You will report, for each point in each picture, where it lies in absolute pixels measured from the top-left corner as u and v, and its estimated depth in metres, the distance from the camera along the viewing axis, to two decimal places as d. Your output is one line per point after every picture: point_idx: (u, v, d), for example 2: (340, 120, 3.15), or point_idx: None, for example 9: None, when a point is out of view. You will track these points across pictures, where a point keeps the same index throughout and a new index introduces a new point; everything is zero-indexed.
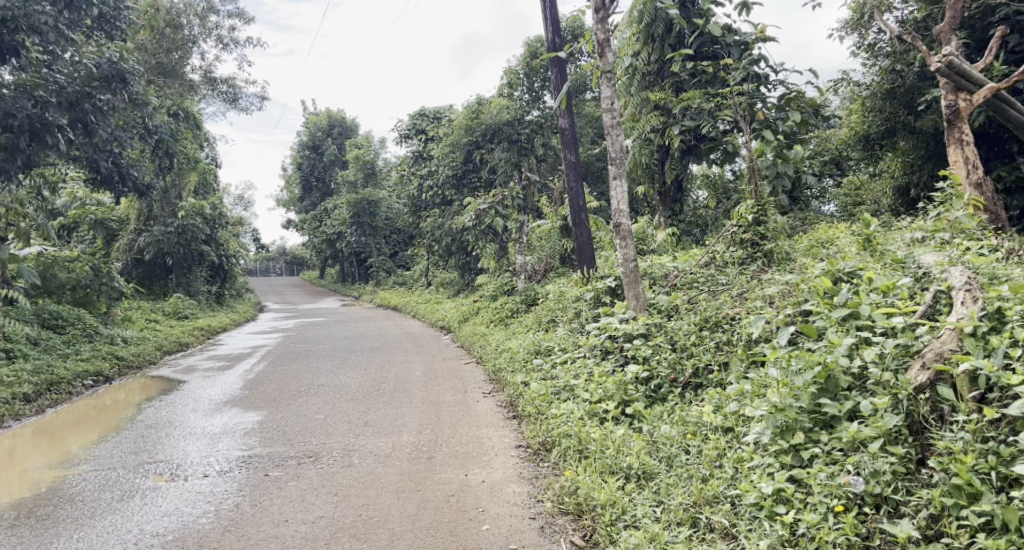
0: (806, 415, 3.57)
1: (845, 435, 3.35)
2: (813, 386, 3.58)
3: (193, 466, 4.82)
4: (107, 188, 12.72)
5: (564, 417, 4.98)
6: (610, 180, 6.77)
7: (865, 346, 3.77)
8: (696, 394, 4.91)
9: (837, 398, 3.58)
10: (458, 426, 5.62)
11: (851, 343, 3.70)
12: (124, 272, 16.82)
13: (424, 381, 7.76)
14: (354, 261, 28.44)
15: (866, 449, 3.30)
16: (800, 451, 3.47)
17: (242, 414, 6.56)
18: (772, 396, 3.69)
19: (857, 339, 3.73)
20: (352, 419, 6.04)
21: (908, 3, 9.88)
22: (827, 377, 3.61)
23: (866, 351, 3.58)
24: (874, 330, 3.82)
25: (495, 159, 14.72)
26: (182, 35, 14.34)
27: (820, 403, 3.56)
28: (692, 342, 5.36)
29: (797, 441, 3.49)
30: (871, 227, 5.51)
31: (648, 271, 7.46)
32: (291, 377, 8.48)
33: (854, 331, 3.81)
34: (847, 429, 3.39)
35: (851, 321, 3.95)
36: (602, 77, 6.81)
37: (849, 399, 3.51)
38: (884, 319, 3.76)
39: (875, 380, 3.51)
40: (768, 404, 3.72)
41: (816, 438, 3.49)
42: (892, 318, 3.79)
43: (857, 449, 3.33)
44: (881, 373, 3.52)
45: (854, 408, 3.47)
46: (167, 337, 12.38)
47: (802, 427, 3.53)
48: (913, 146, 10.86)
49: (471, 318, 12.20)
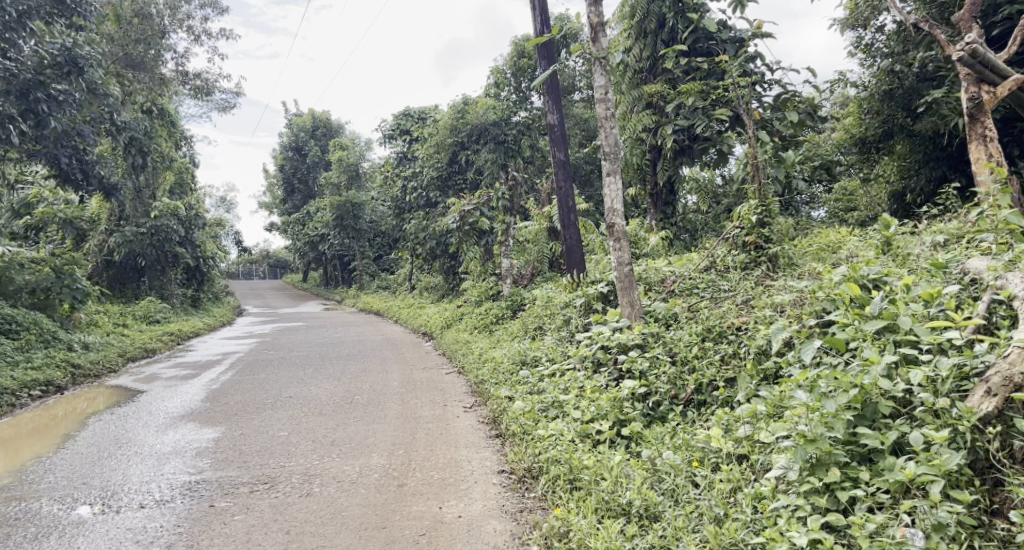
0: (840, 447, 3.07)
1: (895, 477, 2.86)
2: (850, 413, 3.09)
3: (128, 493, 4.28)
4: (71, 186, 12.07)
5: (553, 438, 4.46)
6: (603, 176, 6.26)
7: (909, 366, 3.29)
8: (700, 413, 4.43)
9: (876, 427, 3.10)
10: (436, 447, 5.08)
11: (891, 362, 3.22)
12: (93, 274, 16.08)
13: (401, 393, 7.20)
14: (337, 264, 27.78)
15: (925, 494, 2.82)
16: (836, 492, 2.96)
17: (199, 430, 5.98)
18: (800, 424, 3.17)
19: (898, 358, 3.24)
20: (317, 438, 5.49)
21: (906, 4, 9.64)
22: (864, 402, 3.14)
23: (914, 373, 3.11)
24: (919, 347, 3.35)
25: (481, 160, 14.21)
26: (152, 26, 13.69)
27: (857, 432, 3.08)
28: (694, 353, 4.86)
29: (832, 480, 2.98)
30: (891, 229, 5.07)
31: (643, 276, 6.96)
32: (257, 388, 7.88)
33: (894, 348, 3.33)
34: (893, 468, 2.90)
35: (888, 336, 3.47)
36: (596, 65, 6.26)
37: (894, 429, 3.03)
38: (931, 334, 3.29)
39: (926, 407, 3.05)
40: (794, 432, 3.21)
41: (855, 477, 2.98)
42: (941, 333, 3.31)
43: (911, 493, 2.85)
44: (934, 399, 3.05)
45: (902, 443, 3.00)
46: (133, 343, 11.69)
47: (837, 462, 3.03)
48: (910, 150, 10.46)
49: (454, 324, 11.66)
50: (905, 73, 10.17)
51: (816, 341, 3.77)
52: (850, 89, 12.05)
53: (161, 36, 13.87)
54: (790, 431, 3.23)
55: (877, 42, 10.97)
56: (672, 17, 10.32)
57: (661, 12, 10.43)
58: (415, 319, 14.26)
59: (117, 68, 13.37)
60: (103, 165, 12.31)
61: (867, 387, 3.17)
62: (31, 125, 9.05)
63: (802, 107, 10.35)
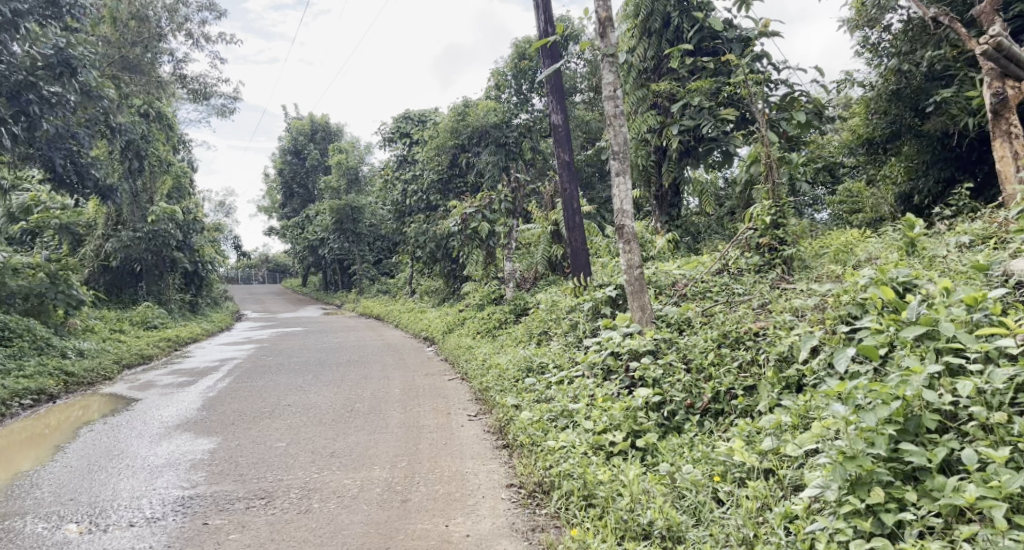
0: (883, 465, 2.89)
1: (953, 500, 2.70)
2: (893, 427, 2.93)
3: (118, 510, 4.08)
4: (66, 190, 11.87)
5: (565, 450, 4.25)
6: (612, 176, 6.05)
7: (954, 377, 3.14)
8: (718, 423, 4.23)
9: (921, 443, 2.95)
10: (440, 459, 4.87)
11: (935, 372, 3.07)
12: (90, 279, 15.88)
13: (403, 401, 7.00)
14: (337, 268, 27.58)
15: (984, 519, 2.66)
16: (881, 514, 2.79)
17: (194, 441, 5.76)
18: (838, 439, 3.00)
19: (943, 369, 3.09)
20: (317, 450, 5.27)
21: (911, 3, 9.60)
22: (907, 416, 2.98)
23: (963, 385, 2.95)
24: (965, 357, 3.20)
25: (482, 163, 14.01)
26: (149, 29, 13.51)
27: (901, 448, 2.91)
28: (710, 360, 4.65)
29: (875, 502, 2.80)
30: (915, 229, 4.88)
31: (652, 279, 6.76)
32: (256, 396, 7.67)
33: (938, 358, 3.17)
34: (946, 490, 2.74)
35: (929, 343, 3.32)
36: (603, 61, 6.06)
37: (942, 445, 2.88)
38: (978, 342, 3.14)
39: (978, 422, 2.91)
40: (832, 448, 3.03)
41: (902, 499, 2.82)
42: (989, 342, 3.17)
43: (969, 517, 2.70)
44: (988, 414, 2.90)
45: (951, 461, 2.85)
46: (129, 349, 11.46)
47: (879, 481, 2.86)
48: (918, 150, 10.26)
49: (456, 329, 11.45)
50: (912, 72, 9.96)
51: (849, 350, 3.60)
52: (857, 89, 11.86)
53: (160, 38, 13.78)
54: (826, 447, 3.05)
55: (885, 41, 10.77)
56: (676, 16, 10.13)
57: (666, 11, 10.23)
58: (416, 324, 14.05)
59: (113, 70, 13.20)
60: (99, 168, 12.13)
61: (908, 398, 3.02)
62: (23, 128, 8.88)
63: (809, 107, 10.17)
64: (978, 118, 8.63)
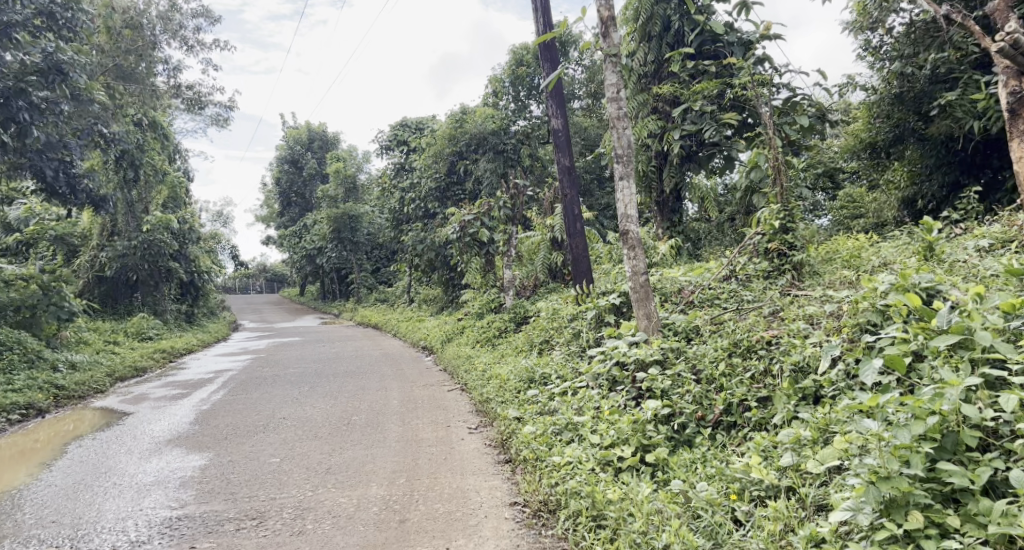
0: (920, 486, 2.81)
1: (1005, 526, 2.63)
2: (929, 445, 2.87)
3: (101, 534, 3.89)
4: (60, 200, 11.69)
5: (570, 466, 4.08)
6: (615, 180, 5.89)
7: (993, 390, 3.08)
8: (731, 437, 4.05)
9: (961, 462, 2.88)
10: (440, 474, 4.68)
11: (974, 385, 3.00)
12: (85, 290, 15.65)
13: (402, 413, 6.82)
14: (335, 277, 27.35)
15: None
16: (920, 539, 2.71)
17: (184, 457, 5.56)
18: (871, 458, 2.91)
19: (981, 382, 3.02)
20: (312, 466, 5.08)
21: (914, 6, 9.46)
22: (944, 432, 2.92)
23: (1006, 400, 2.89)
24: (1003, 368, 3.14)
25: (480, 170, 13.86)
26: (143, 37, 13.36)
27: (940, 469, 2.84)
28: (721, 371, 4.46)
29: (914, 527, 2.71)
30: (934, 232, 4.72)
31: (657, 286, 6.59)
32: (250, 409, 7.47)
33: (977, 370, 3.10)
34: (994, 515, 2.67)
35: (964, 353, 3.26)
36: (606, 62, 5.88)
37: (985, 466, 2.81)
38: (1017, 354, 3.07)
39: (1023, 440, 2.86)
40: (864, 467, 2.94)
41: (943, 522, 2.74)
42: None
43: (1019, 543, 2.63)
44: None
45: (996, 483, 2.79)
46: (123, 361, 11.25)
47: (917, 504, 2.77)
48: (922, 154, 10.07)
49: (455, 338, 11.26)
50: (915, 76, 9.74)
51: (874, 361, 3.48)
52: (859, 93, 11.73)
53: (154, 47, 13.64)
54: (858, 467, 2.95)
55: (886, 45, 10.59)
56: (676, 19, 9.97)
57: (666, 15, 10.08)
58: (415, 333, 13.87)
59: (107, 79, 13.02)
60: (92, 178, 11.95)
61: (943, 414, 2.96)
62: (13, 134, 8.74)
63: (812, 111, 10.01)
64: (984, 121, 8.45)
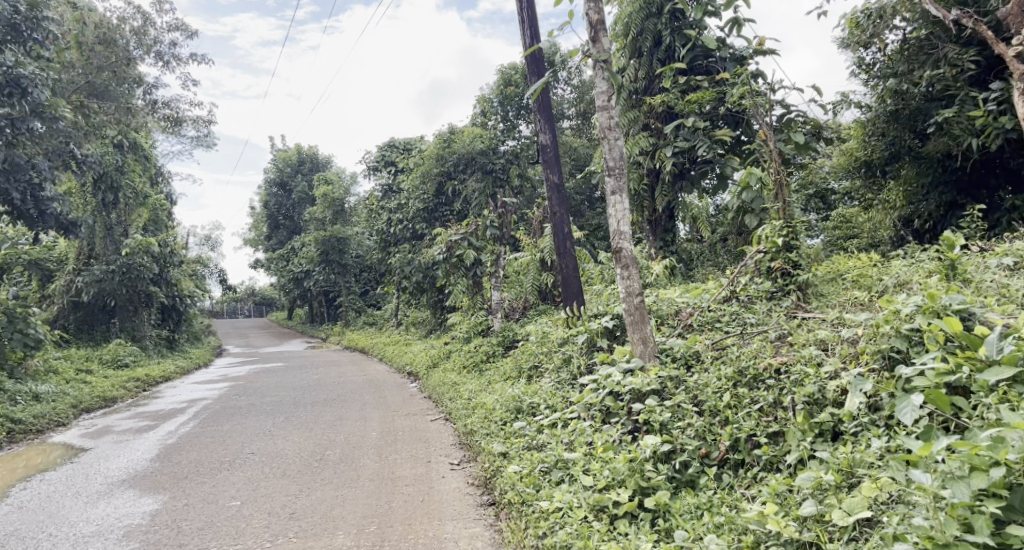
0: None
1: None
2: (994, 503, 2.57)
3: None
4: (28, 223, 11.26)
5: (560, 514, 3.67)
6: (607, 196, 5.50)
7: None
8: (739, 477, 3.65)
9: None
10: (417, 521, 4.27)
11: None
12: (60, 318, 14.94)
13: (379, 446, 6.34)
14: (322, 300, 26.78)
15: None
16: None
17: (135, 501, 5.06)
18: (929, 518, 2.61)
19: None
20: (274, 511, 4.62)
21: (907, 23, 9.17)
22: (1010, 488, 2.62)
23: None
24: None
25: (468, 190, 13.50)
26: (117, 51, 13.07)
27: (1010, 534, 2.54)
28: (727, 403, 4.05)
29: None
30: (956, 250, 4.34)
31: (653, 308, 6.17)
32: (219, 442, 6.95)
33: None
34: None
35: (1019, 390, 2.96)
36: (596, 68, 5.51)
37: None
38: None
39: None
40: (919, 529, 2.64)
41: None
42: None
43: None
44: None
45: None
46: (91, 391, 10.67)
47: None
48: (918, 174, 9.47)
49: (441, 363, 10.78)
50: (911, 92, 9.29)
51: (911, 397, 3.16)
52: (855, 110, 11.45)
53: (128, 63, 13.34)
54: (911, 529, 2.64)
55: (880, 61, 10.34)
56: (668, 34, 9.62)
57: (657, 29, 9.76)
58: (400, 358, 13.39)
59: (80, 97, 12.60)
60: (63, 201, 11.50)
61: (1008, 464, 2.66)
62: None
63: (807, 128, 9.70)
64: (983, 138, 8.07)
